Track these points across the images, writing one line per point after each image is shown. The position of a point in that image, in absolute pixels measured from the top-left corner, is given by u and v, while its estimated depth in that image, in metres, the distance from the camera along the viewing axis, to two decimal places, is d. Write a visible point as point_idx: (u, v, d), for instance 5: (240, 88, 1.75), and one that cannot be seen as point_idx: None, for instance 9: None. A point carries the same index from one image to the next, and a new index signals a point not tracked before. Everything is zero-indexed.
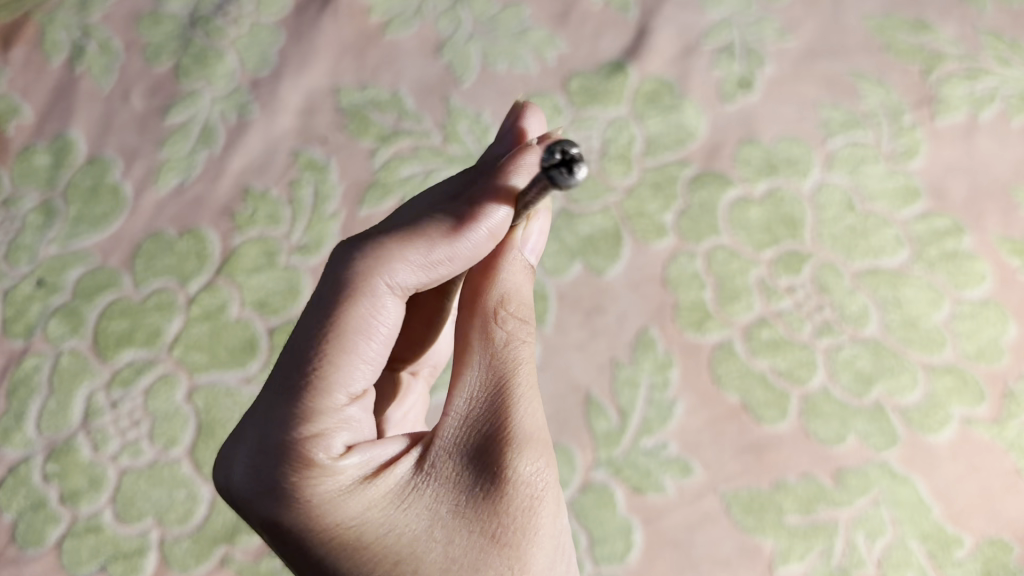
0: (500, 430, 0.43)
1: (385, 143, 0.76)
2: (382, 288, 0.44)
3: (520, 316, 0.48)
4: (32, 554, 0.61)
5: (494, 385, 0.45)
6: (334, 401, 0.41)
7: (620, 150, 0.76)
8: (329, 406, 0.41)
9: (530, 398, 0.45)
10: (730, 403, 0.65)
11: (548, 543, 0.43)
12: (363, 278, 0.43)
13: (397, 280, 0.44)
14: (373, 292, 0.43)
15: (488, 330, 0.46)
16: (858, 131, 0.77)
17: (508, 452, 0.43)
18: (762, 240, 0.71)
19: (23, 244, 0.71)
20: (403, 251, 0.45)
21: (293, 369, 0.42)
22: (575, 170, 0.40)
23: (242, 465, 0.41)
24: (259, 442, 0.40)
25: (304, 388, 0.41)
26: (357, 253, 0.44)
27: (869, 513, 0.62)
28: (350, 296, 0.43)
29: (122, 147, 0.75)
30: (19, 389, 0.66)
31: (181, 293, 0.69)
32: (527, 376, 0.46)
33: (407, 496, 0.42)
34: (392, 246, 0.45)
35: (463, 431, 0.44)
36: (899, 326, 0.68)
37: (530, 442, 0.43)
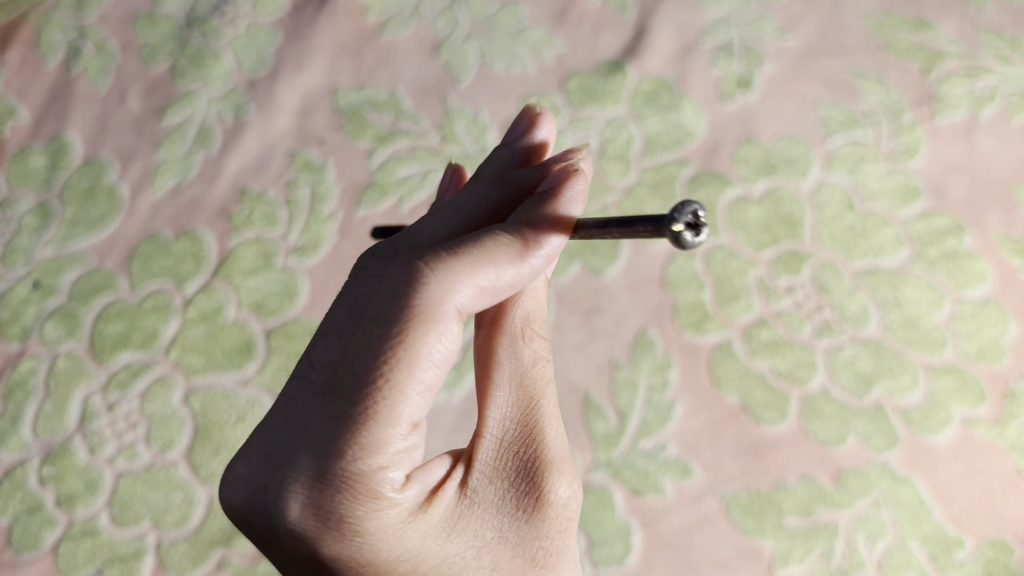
0: (534, 453, 0.44)
1: (382, 143, 0.75)
2: (451, 312, 0.37)
3: (540, 334, 0.48)
4: (29, 558, 0.61)
5: (524, 407, 0.45)
6: (393, 436, 0.36)
7: (618, 150, 0.76)
8: (394, 437, 0.36)
9: (555, 419, 0.46)
10: (729, 404, 0.65)
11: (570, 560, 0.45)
12: (437, 303, 0.37)
13: (465, 302, 0.38)
14: (443, 316, 0.37)
15: (514, 351, 0.46)
16: (857, 130, 0.76)
17: (546, 475, 0.44)
18: (761, 239, 0.71)
19: (18, 246, 0.71)
20: (473, 271, 0.38)
21: (353, 395, 0.36)
22: (699, 233, 0.37)
23: (291, 494, 0.35)
24: (315, 472, 0.35)
25: (366, 416, 0.35)
26: (427, 264, 0.38)
27: (870, 515, 0.61)
28: (417, 318, 0.36)
29: (118, 148, 0.75)
30: (14, 392, 0.66)
31: (177, 295, 0.69)
32: (551, 397, 0.46)
33: (461, 522, 0.40)
34: (461, 264, 0.38)
35: (500, 454, 0.44)
36: (899, 326, 0.68)
37: (561, 462, 0.45)
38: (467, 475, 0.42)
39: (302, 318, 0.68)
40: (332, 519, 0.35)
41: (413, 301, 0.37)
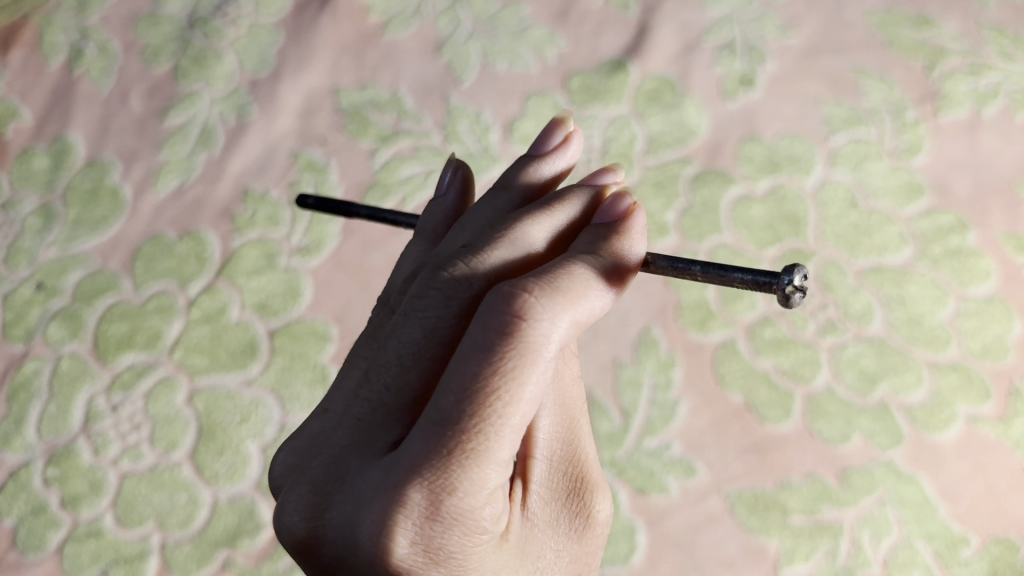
0: (581, 472, 0.44)
1: (384, 143, 0.75)
2: (553, 350, 0.34)
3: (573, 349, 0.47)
4: (33, 560, 0.61)
5: (570, 424, 0.45)
6: (492, 477, 0.33)
7: (621, 148, 0.75)
8: (497, 476, 0.33)
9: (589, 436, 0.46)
10: (733, 403, 0.65)
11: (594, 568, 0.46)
12: (539, 342, 0.34)
13: (566, 337, 0.35)
14: (547, 352, 0.34)
15: (559, 367, 0.45)
16: (860, 127, 0.76)
17: (592, 495, 0.44)
18: (764, 238, 0.71)
19: (22, 247, 0.71)
20: (573, 303, 0.36)
21: (456, 435, 0.33)
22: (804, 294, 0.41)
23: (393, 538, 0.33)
24: (424, 512, 0.32)
25: (474, 455, 0.33)
26: (528, 290, 0.35)
27: (875, 513, 0.61)
28: (523, 356, 0.34)
29: (121, 149, 0.75)
30: (18, 394, 0.66)
31: (180, 296, 0.69)
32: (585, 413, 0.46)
33: (532, 546, 0.40)
34: (559, 295, 0.35)
35: (552, 474, 0.43)
36: (903, 324, 0.67)
37: (601, 481, 0.45)
38: (526, 494, 0.41)
39: (305, 317, 0.68)
40: (434, 555, 0.33)
41: (520, 335, 0.34)
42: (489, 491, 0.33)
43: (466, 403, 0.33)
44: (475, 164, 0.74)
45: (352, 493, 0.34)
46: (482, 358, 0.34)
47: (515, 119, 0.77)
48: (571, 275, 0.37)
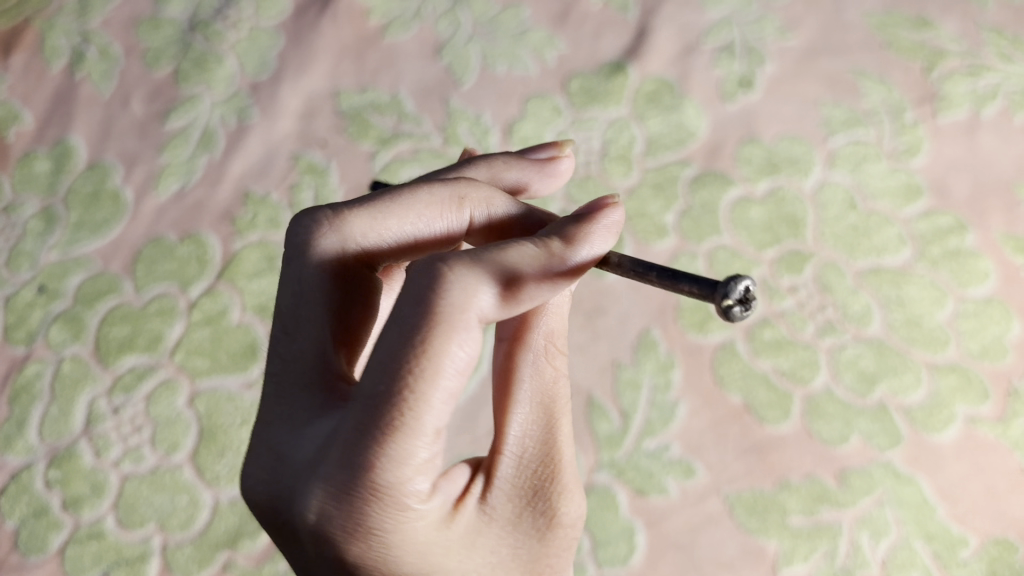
0: (552, 472, 0.43)
1: (384, 146, 0.75)
2: (474, 320, 0.37)
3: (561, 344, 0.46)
4: (35, 562, 0.61)
5: (546, 425, 0.43)
6: (418, 450, 0.35)
7: (621, 150, 0.76)
8: (419, 450, 0.35)
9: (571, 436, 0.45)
10: (732, 404, 0.65)
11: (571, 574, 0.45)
12: (458, 310, 0.36)
13: (490, 310, 0.37)
14: (467, 323, 0.36)
15: (540, 363, 0.44)
16: (859, 129, 0.76)
17: (560, 496, 0.43)
18: (763, 240, 0.71)
19: (23, 251, 0.71)
20: (495, 274, 0.38)
21: (381, 405, 0.35)
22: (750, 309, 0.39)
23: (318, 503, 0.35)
24: (342, 485, 0.35)
25: (393, 428, 0.34)
26: (444, 262, 0.37)
27: (873, 513, 0.61)
28: (439, 324, 0.36)
29: (122, 152, 0.75)
30: (20, 396, 0.66)
31: (181, 298, 0.69)
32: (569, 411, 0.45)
33: (479, 538, 0.40)
34: (482, 266, 0.38)
35: (519, 471, 0.42)
36: (902, 325, 0.68)
37: (573, 484, 0.44)
38: (487, 488, 0.41)
39: None
40: (356, 532, 0.35)
41: (435, 305, 0.36)
42: (412, 463, 0.35)
43: (394, 376, 0.35)
44: None
45: (295, 463, 0.38)
46: (406, 329, 0.36)
47: (514, 122, 0.77)
48: (504, 253, 0.39)
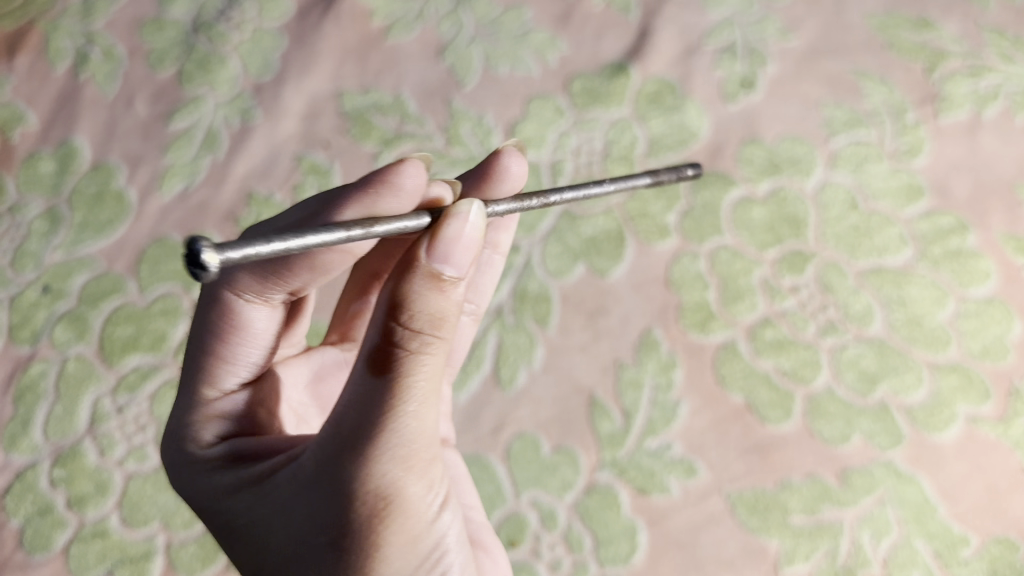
0: (363, 443, 0.41)
1: (387, 147, 0.76)
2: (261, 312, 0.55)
3: (421, 326, 0.41)
4: (41, 560, 0.61)
5: (372, 403, 0.41)
6: (207, 393, 0.53)
7: (623, 151, 0.76)
8: (207, 398, 0.53)
9: (415, 415, 0.41)
10: (734, 403, 0.65)
11: (394, 556, 0.43)
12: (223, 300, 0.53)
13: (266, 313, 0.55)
14: (256, 316, 0.55)
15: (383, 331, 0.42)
16: (860, 130, 0.77)
17: (364, 468, 0.41)
18: (765, 240, 0.71)
19: (28, 250, 0.71)
20: (240, 274, 0.52)
21: (193, 361, 0.54)
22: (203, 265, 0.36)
23: (170, 452, 0.52)
24: (174, 433, 0.53)
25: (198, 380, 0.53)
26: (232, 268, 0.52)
27: (875, 513, 0.61)
28: (223, 314, 0.53)
29: (126, 153, 0.76)
30: (25, 395, 0.66)
31: (185, 298, 0.70)
32: (420, 390, 0.41)
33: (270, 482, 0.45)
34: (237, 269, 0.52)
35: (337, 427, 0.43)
36: (904, 324, 0.68)
37: (391, 463, 0.41)
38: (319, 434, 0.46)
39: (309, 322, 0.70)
40: (183, 463, 0.51)
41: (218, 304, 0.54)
42: (206, 407, 0.53)
43: (206, 341, 0.54)
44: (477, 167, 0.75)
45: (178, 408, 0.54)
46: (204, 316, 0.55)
47: (516, 123, 0.78)
48: (238, 277, 0.52)
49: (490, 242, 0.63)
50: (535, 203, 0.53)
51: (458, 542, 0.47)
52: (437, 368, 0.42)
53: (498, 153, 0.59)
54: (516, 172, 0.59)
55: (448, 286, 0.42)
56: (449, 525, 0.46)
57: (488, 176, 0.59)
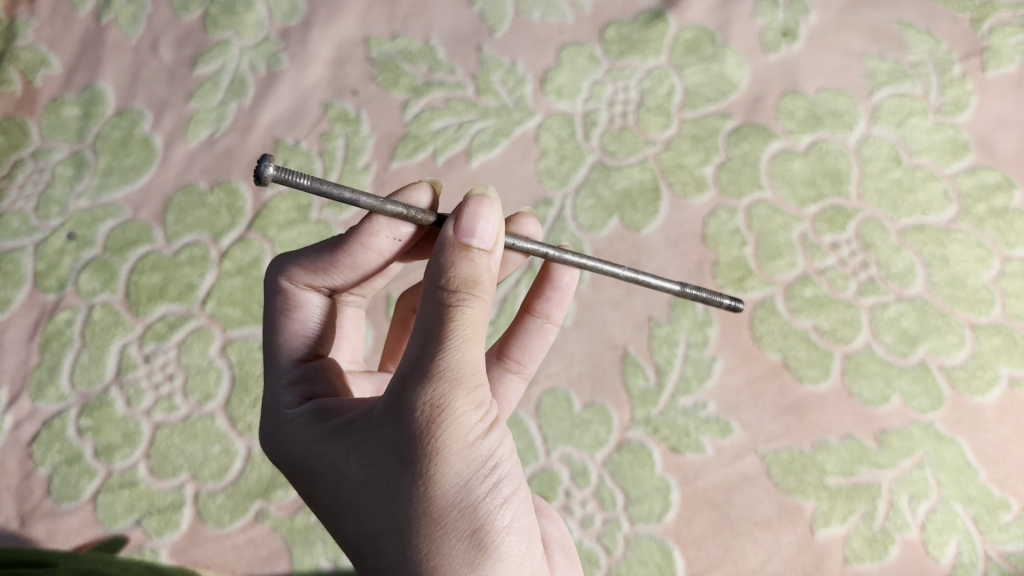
0: (420, 371, 0.39)
1: (417, 94, 0.74)
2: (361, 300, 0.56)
3: (457, 283, 0.40)
4: (68, 508, 0.60)
5: (426, 339, 0.39)
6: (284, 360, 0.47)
7: (658, 101, 0.74)
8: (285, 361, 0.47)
9: (470, 340, 0.39)
10: (770, 361, 0.63)
11: (461, 470, 0.39)
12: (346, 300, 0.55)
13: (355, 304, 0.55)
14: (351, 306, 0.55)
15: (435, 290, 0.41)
16: (905, 83, 0.74)
17: (416, 388, 0.38)
18: (806, 195, 0.69)
19: (53, 196, 0.70)
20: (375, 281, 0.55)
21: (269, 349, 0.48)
22: (263, 171, 0.39)
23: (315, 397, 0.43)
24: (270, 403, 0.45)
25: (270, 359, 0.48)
26: (290, 254, 0.49)
27: (913, 475, 0.60)
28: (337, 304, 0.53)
29: (150, 99, 0.74)
30: (51, 343, 0.65)
31: (213, 247, 0.68)
32: (465, 320, 0.39)
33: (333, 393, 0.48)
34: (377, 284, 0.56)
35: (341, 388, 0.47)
36: (946, 284, 0.66)
37: (443, 380, 0.38)
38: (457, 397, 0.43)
39: None
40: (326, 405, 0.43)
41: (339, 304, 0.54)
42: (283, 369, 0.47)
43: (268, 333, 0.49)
44: (510, 116, 0.73)
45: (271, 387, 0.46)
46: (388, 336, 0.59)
47: (549, 71, 0.75)
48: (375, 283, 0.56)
49: (542, 312, 0.57)
50: (547, 250, 0.48)
51: (512, 465, 0.42)
52: (483, 313, 0.41)
53: (461, 200, 0.42)
54: (483, 232, 0.41)
55: (480, 255, 0.41)
56: (503, 455, 0.41)
57: (449, 223, 0.42)
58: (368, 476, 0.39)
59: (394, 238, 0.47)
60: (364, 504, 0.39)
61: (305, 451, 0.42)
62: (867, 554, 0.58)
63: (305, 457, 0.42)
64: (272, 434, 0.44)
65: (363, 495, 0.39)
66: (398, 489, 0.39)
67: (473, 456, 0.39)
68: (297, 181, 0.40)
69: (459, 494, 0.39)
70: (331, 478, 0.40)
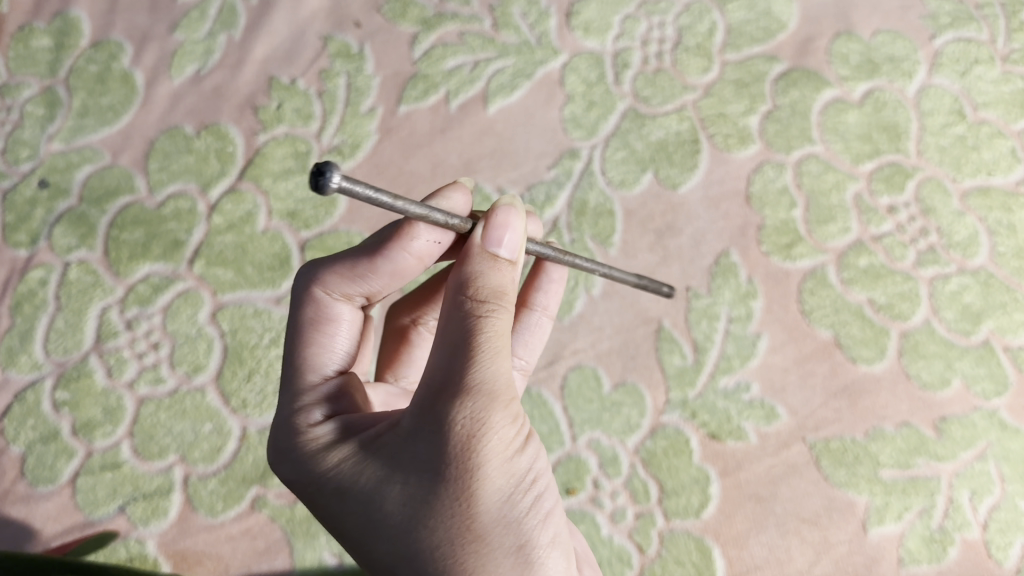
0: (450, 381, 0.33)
1: (427, 28, 0.66)
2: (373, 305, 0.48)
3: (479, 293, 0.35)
4: (45, 492, 0.55)
5: (455, 350, 0.34)
6: (308, 376, 0.39)
7: (698, 40, 0.66)
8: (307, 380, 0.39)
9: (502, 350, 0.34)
10: (821, 339, 0.58)
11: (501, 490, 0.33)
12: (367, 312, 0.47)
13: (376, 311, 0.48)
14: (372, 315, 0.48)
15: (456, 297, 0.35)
16: (970, 26, 0.67)
17: (449, 400, 0.32)
18: (861, 151, 0.63)
19: (22, 139, 0.63)
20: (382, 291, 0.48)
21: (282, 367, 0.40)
22: (328, 179, 0.29)
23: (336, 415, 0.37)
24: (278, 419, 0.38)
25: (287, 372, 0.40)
26: (321, 261, 0.42)
27: (975, 469, 0.54)
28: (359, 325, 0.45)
29: (130, 28, 0.66)
30: (23, 306, 0.59)
31: (201, 199, 0.61)
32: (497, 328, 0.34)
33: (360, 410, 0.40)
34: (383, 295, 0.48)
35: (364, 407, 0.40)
36: (1013, 255, 0.60)
37: (477, 391, 0.33)
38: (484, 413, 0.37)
39: (340, 229, 0.61)
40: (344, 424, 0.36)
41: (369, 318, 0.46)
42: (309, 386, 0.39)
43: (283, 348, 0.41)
44: (531, 55, 0.65)
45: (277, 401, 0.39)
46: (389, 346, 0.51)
47: (576, 4, 0.67)
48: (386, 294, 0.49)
49: (540, 305, 0.51)
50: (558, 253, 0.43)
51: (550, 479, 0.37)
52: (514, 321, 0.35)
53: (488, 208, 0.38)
54: (510, 241, 0.37)
55: (505, 265, 0.36)
56: (541, 465, 0.35)
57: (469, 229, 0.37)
58: (399, 499, 0.33)
59: (436, 242, 0.42)
60: (392, 531, 0.33)
61: (324, 473, 0.35)
62: (924, 556, 0.53)
63: (326, 477, 0.35)
64: (285, 455, 0.37)
65: (391, 523, 0.33)
66: (434, 512, 0.32)
67: (514, 474, 0.34)
68: (358, 191, 0.31)
69: (498, 517, 0.33)
70: (353, 503, 0.34)
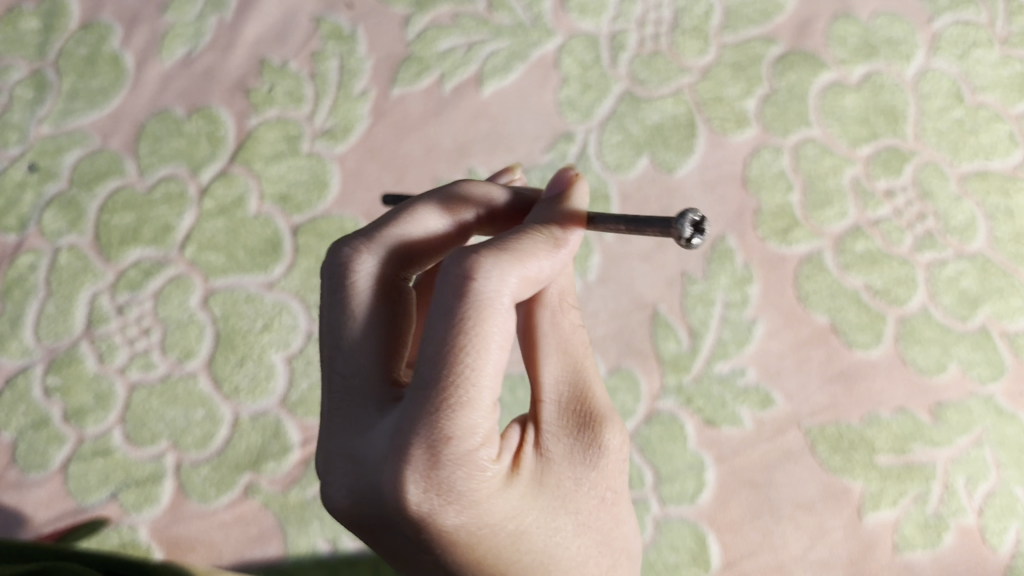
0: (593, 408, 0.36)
1: (421, 9, 0.66)
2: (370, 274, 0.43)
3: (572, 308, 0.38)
4: (35, 479, 0.54)
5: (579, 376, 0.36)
6: (466, 423, 0.29)
7: (695, 22, 0.66)
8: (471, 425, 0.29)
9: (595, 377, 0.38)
10: (818, 324, 0.57)
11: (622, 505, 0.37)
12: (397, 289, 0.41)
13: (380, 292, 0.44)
14: None
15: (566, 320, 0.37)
16: (968, 9, 0.66)
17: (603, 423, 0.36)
18: (858, 134, 0.62)
19: (11, 122, 0.62)
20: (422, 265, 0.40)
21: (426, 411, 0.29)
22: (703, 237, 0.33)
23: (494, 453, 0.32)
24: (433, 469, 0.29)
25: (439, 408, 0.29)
26: (476, 248, 0.31)
27: (971, 455, 0.54)
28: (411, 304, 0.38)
29: (119, 9, 0.65)
30: (13, 290, 0.58)
31: (192, 183, 0.61)
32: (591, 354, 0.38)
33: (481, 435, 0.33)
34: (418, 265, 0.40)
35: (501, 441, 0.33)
36: (1011, 240, 0.59)
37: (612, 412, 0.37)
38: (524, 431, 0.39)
39: (332, 214, 0.60)
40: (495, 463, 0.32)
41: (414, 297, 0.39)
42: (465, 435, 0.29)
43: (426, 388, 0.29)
44: (526, 37, 0.65)
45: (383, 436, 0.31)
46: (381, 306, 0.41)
47: None
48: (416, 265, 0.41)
49: None
50: None
51: None
52: None
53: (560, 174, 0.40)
54: None
55: None
56: None
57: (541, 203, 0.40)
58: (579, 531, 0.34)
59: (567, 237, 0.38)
60: (568, 564, 0.33)
61: (504, 516, 0.31)
62: (919, 541, 0.53)
63: (506, 518, 0.31)
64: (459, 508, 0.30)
65: (569, 555, 0.33)
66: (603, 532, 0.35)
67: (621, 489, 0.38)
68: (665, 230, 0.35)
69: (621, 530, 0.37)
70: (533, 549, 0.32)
